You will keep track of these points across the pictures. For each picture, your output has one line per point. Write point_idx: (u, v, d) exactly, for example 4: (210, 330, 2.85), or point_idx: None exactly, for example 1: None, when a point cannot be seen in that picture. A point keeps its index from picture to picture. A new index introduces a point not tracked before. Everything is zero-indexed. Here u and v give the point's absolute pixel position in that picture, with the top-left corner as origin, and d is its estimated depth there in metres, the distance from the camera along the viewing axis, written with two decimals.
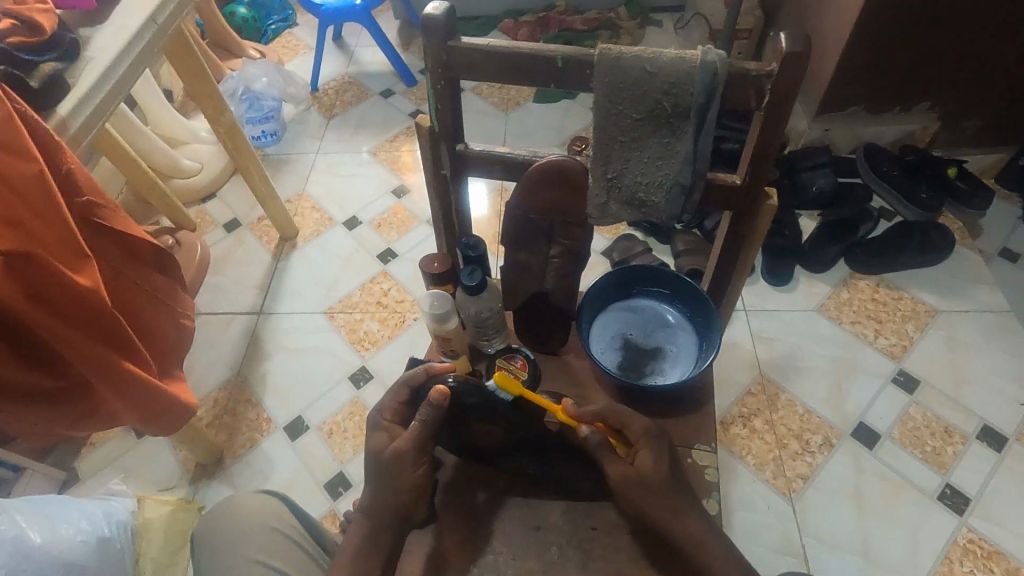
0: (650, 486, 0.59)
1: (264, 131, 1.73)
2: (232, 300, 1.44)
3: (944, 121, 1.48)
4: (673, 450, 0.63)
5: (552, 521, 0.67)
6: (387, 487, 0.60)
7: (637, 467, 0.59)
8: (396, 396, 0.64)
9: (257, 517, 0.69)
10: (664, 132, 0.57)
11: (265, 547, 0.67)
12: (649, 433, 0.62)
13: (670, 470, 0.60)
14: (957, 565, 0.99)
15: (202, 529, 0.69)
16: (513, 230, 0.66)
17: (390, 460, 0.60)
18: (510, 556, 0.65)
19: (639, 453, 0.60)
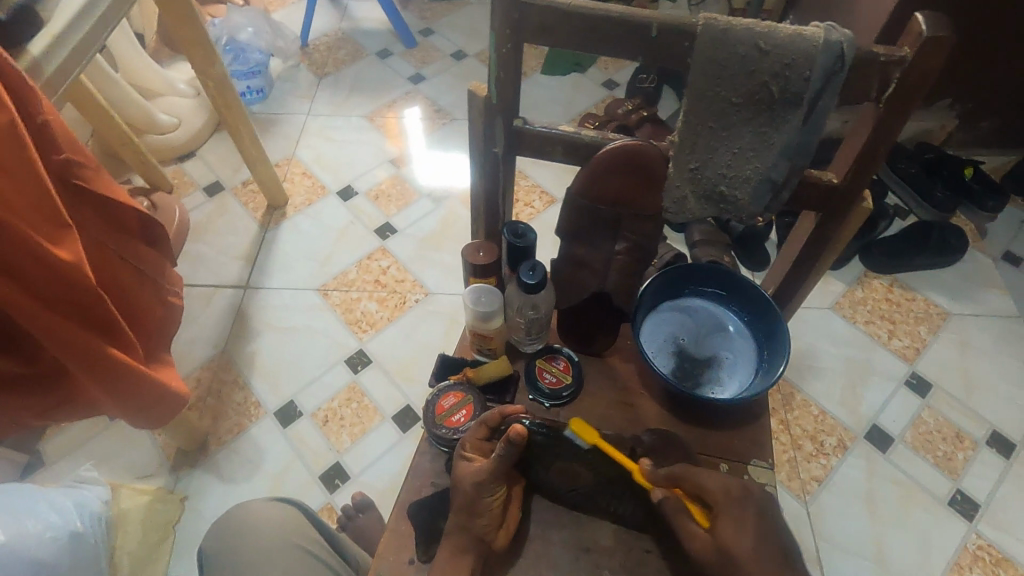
0: (737, 563, 0.49)
1: (249, 88, 1.59)
2: (215, 271, 1.32)
3: (961, 121, 1.40)
4: (778, 521, 0.52)
5: (601, 542, 0.60)
6: (464, 512, 0.55)
7: (718, 541, 0.51)
8: (476, 431, 0.59)
9: (278, 530, 0.63)
10: (762, 119, 0.50)
11: (289, 566, 0.61)
12: (733, 495, 0.53)
13: (769, 546, 0.49)
14: (967, 571, 0.99)
15: (218, 543, 0.63)
16: (574, 223, 0.59)
17: (471, 499, 0.55)
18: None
19: (717, 524, 0.51)
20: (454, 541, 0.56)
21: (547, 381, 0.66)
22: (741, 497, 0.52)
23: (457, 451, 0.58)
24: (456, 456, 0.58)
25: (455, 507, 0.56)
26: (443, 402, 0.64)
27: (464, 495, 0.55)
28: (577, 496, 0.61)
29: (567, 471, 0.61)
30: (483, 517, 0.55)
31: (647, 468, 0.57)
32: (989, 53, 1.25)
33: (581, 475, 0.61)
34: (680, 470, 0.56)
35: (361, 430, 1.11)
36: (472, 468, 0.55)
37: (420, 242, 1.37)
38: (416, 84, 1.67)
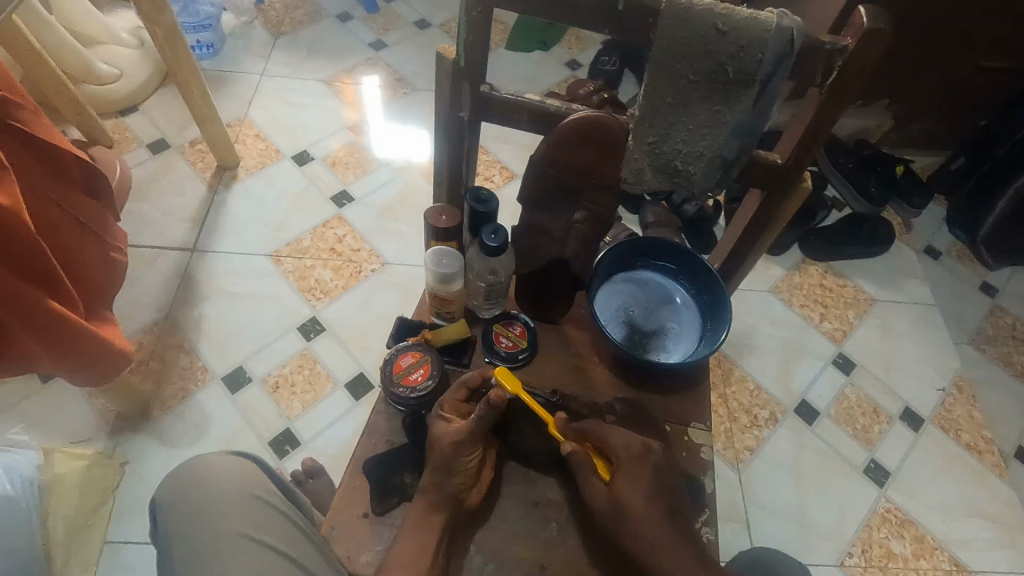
0: (626, 512, 0.56)
1: (199, 42, 1.53)
2: (159, 232, 1.27)
3: (897, 121, 1.50)
4: (667, 474, 0.58)
5: (549, 494, 0.64)
6: (441, 470, 0.58)
7: (614, 493, 0.57)
8: (457, 393, 0.61)
9: (232, 484, 0.60)
10: (717, 98, 0.52)
11: (246, 518, 0.58)
12: (633, 454, 0.58)
13: (658, 501, 0.56)
14: (875, 531, 1.09)
15: (169, 503, 0.59)
16: (538, 191, 0.62)
17: (449, 454, 0.57)
18: (506, 533, 0.61)
19: (615, 477, 0.57)
20: (426, 495, 0.58)
21: (504, 345, 0.69)
22: (640, 455, 0.58)
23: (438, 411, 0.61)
24: (436, 415, 0.60)
25: (433, 462, 0.58)
26: (401, 362, 0.65)
27: (444, 450, 0.58)
28: (556, 457, 0.65)
29: (526, 425, 0.66)
30: (458, 475, 0.58)
31: (561, 421, 0.61)
32: (924, 58, 1.34)
33: (539, 432, 0.66)
34: (588, 425, 0.60)
35: (312, 397, 1.11)
36: (453, 425, 0.58)
37: (378, 211, 1.36)
38: (377, 50, 1.63)
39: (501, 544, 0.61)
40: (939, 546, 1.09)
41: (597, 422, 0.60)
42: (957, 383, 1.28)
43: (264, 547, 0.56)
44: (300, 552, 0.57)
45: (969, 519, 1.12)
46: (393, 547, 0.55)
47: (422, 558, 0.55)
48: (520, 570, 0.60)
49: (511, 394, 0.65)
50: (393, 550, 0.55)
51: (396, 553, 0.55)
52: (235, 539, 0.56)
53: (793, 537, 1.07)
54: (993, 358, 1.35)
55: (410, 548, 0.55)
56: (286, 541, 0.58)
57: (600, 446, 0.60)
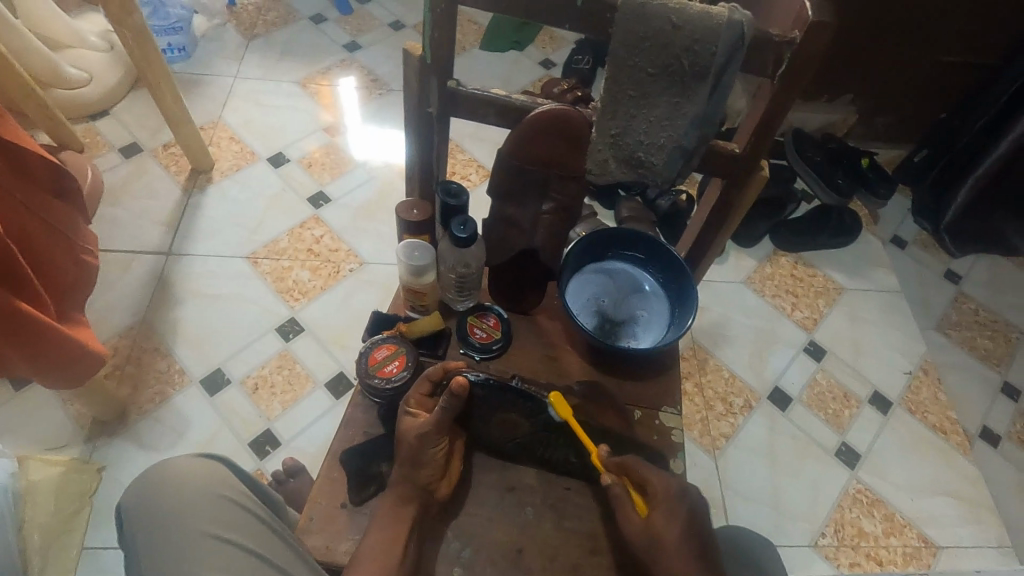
0: (661, 551, 0.55)
1: (171, 45, 1.52)
2: (134, 236, 1.26)
3: (861, 115, 1.55)
4: (705, 518, 0.57)
5: (524, 479, 0.66)
6: (415, 464, 0.58)
7: (651, 530, 0.56)
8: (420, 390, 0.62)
9: (201, 485, 0.59)
10: (675, 91, 0.54)
11: (216, 518, 0.58)
12: (671, 493, 0.57)
13: (692, 546, 0.54)
14: (847, 511, 1.13)
15: (135, 506, 0.59)
16: (506, 182, 0.65)
17: (414, 447, 0.58)
18: (482, 517, 0.63)
19: (652, 514, 0.57)
20: (397, 488, 0.59)
21: (477, 336, 0.70)
22: (678, 493, 0.57)
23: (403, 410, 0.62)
24: (401, 413, 0.61)
25: (400, 458, 0.59)
26: (375, 354, 0.66)
27: (409, 445, 0.58)
28: (530, 446, 0.65)
29: (497, 416, 0.64)
30: (426, 467, 0.59)
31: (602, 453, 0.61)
32: (883, 53, 1.38)
33: (508, 422, 0.64)
34: (628, 460, 0.60)
35: (292, 397, 1.11)
36: (417, 420, 0.59)
37: (355, 211, 1.36)
38: (351, 52, 1.64)
39: (478, 528, 0.62)
40: (908, 523, 1.13)
41: (636, 457, 0.60)
42: (923, 367, 1.32)
43: (236, 546, 0.57)
44: (272, 550, 0.58)
45: (937, 497, 1.16)
46: (371, 535, 0.56)
47: (399, 545, 0.56)
48: (496, 553, 0.61)
49: (477, 385, 0.63)
50: (372, 539, 0.56)
51: (374, 541, 0.56)
52: (206, 539, 0.56)
53: (768, 520, 1.10)
54: (958, 342, 1.39)
55: (381, 535, 0.56)
56: (257, 541, 0.58)
57: (639, 481, 0.60)
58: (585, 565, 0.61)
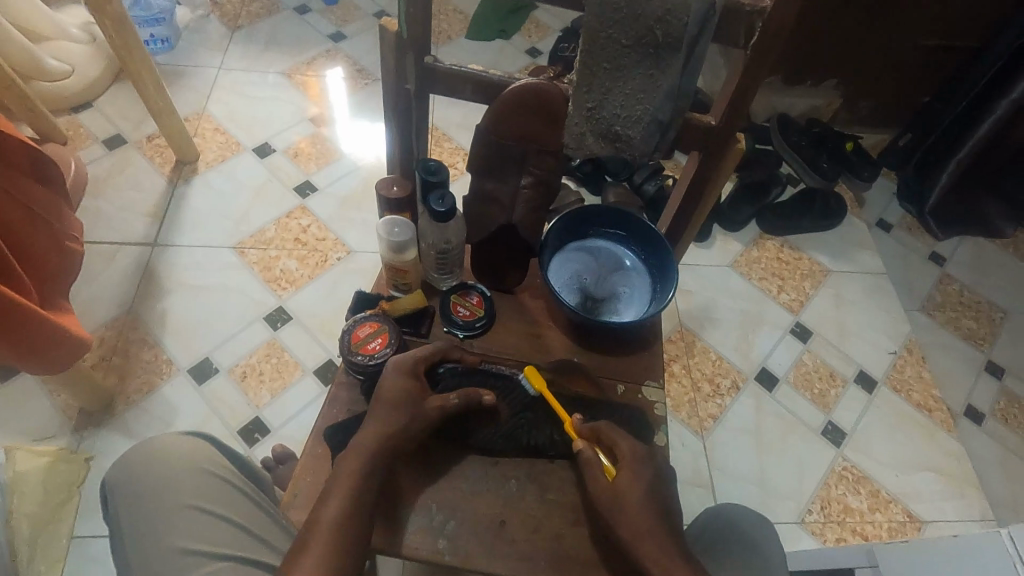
0: (622, 506, 0.56)
1: (153, 36, 1.51)
2: (120, 228, 1.26)
3: (845, 99, 1.56)
4: (667, 487, 0.59)
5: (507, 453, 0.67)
6: (395, 430, 0.58)
7: (616, 487, 0.58)
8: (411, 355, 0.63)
9: (184, 460, 0.60)
10: (649, 63, 0.55)
11: (199, 491, 0.59)
12: (637, 457, 0.60)
13: (655, 505, 0.56)
14: (833, 488, 1.14)
15: (120, 481, 0.60)
16: (485, 158, 0.66)
17: (401, 405, 0.59)
18: (466, 490, 0.64)
19: (620, 473, 0.58)
20: (364, 441, 0.57)
21: (460, 314, 0.72)
22: (645, 457, 0.60)
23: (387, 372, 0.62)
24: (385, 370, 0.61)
25: (379, 413, 0.58)
26: (358, 332, 0.67)
27: (396, 402, 0.59)
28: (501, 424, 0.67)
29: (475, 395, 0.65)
30: (405, 433, 0.58)
31: (577, 420, 0.64)
32: (866, 36, 1.39)
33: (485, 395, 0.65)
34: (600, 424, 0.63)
35: (281, 384, 1.11)
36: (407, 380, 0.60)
37: (342, 201, 1.36)
38: (336, 42, 1.63)
39: (461, 501, 0.63)
40: (893, 499, 1.15)
41: (610, 424, 0.63)
42: (907, 346, 1.34)
43: (219, 519, 0.58)
44: (255, 522, 0.60)
45: (922, 473, 1.18)
46: (336, 487, 0.53)
47: (366, 501, 0.53)
48: (479, 525, 0.62)
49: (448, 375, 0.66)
50: (337, 491, 0.53)
51: (340, 495, 0.53)
52: (189, 512, 0.58)
53: (754, 498, 1.12)
54: (942, 322, 1.41)
55: (348, 486, 0.53)
56: (240, 513, 0.59)
57: (608, 446, 0.62)
58: (568, 534, 0.63)
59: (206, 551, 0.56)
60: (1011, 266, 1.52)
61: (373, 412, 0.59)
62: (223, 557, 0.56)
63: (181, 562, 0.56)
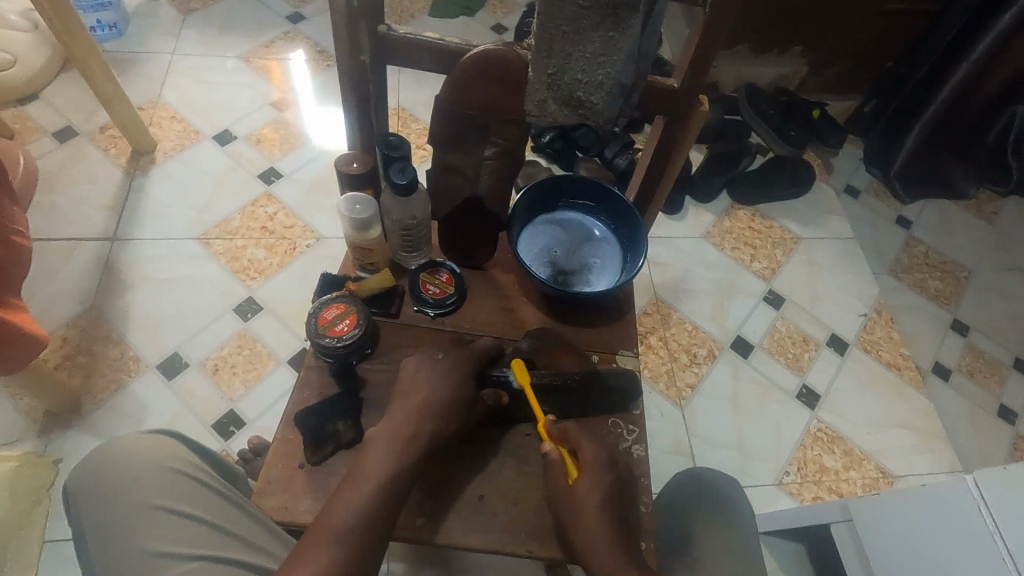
0: (580, 515, 0.58)
1: (100, 22, 1.45)
2: (76, 223, 1.21)
3: (811, 66, 1.56)
4: (625, 494, 0.61)
5: (489, 433, 0.67)
6: (431, 413, 0.59)
7: (577, 494, 0.59)
8: (450, 359, 0.63)
9: (149, 459, 0.57)
10: (608, 25, 0.53)
11: (166, 490, 0.56)
12: (598, 464, 0.61)
13: (611, 515, 0.58)
14: (809, 449, 1.17)
15: (83, 485, 0.57)
16: (446, 129, 0.65)
17: (436, 407, 0.59)
18: (450, 472, 0.64)
19: (579, 480, 0.60)
20: (390, 438, 0.57)
21: (431, 292, 0.71)
22: (606, 465, 0.61)
23: (419, 371, 0.63)
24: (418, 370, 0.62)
25: (410, 411, 0.59)
26: (325, 314, 0.66)
27: (426, 405, 0.60)
28: (504, 411, 0.66)
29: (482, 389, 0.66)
30: (439, 419, 0.59)
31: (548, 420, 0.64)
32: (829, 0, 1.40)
33: (498, 393, 0.65)
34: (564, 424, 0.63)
35: (253, 376, 1.09)
36: (444, 387, 0.61)
37: (309, 186, 1.32)
38: (295, 23, 1.58)
39: (448, 480, 0.64)
40: (867, 456, 1.18)
41: (578, 426, 0.63)
42: (877, 308, 1.37)
43: (190, 518, 0.55)
44: (229, 520, 0.57)
45: (893, 431, 1.21)
46: (360, 483, 0.54)
47: (385, 507, 0.53)
48: (457, 501, 0.63)
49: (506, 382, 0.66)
50: (364, 486, 0.54)
51: (359, 497, 0.53)
52: (157, 511, 0.55)
53: (733, 463, 1.14)
54: (909, 284, 1.44)
55: (373, 486, 0.54)
56: (212, 511, 0.56)
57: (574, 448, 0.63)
58: (550, 507, 0.64)
59: (175, 552, 0.53)
60: (973, 226, 1.56)
61: (399, 409, 0.60)
62: (195, 557, 0.53)
63: (151, 565, 0.52)
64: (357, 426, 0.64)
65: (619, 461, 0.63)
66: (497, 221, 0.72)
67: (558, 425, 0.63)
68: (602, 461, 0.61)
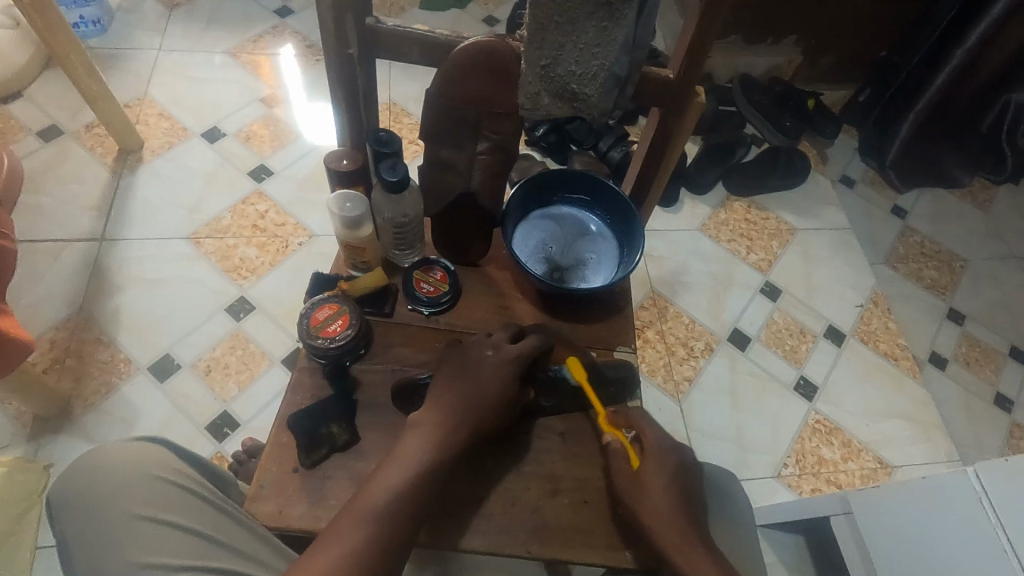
0: (645, 496, 0.59)
1: (84, 18, 1.42)
2: (62, 224, 1.19)
3: (805, 55, 1.55)
4: (693, 480, 0.61)
5: (524, 430, 0.66)
6: (477, 407, 0.58)
7: (641, 478, 0.60)
8: (504, 353, 0.61)
9: (134, 468, 0.56)
10: (602, 15, 0.52)
11: (151, 500, 0.55)
12: (663, 448, 0.62)
13: (678, 498, 0.58)
14: (807, 441, 1.16)
15: (66, 495, 0.56)
16: (436, 124, 0.63)
17: (483, 400, 0.58)
18: (476, 470, 0.63)
19: (645, 465, 0.61)
20: (432, 428, 0.56)
21: (424, 291, 0.70)
22: (671, 450, 0.62)
23: (471, 360, 0.61)
24: (470, 362, 0.61)
25: (456, 398, 0.58)
26: (317, 315, 0.64)
27: (473, 398, 0.58)
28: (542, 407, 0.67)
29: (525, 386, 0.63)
30: (486, 412, 0.58)
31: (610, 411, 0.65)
32: None
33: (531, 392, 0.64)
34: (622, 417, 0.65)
35: (246, 377, 1.07)
36: (494, 381, 0.59)
37: (299, 183, 1.31)
38: (284, 17, 1.55)
39: (485, 471, 0.64)
40: (865, 447, 1.18)
41: (640, 412, 0.65)
42: (873, 299, 1.36)
43: (176, 528, 0.54)
44: (218, 529, 0.55)
45: (891, 421, 1.21)
46: (398, 465, 0.53)
47: (424, 493, 0.53)
48: (456, 501, 0.62)
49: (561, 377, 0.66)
50: (398, 474, 0.53)
51: (398, 479, 0.52)
52: (142, 522, 0.54)
53: (732, 456, 1.13)
54: (905, 274, 1.43)
55: (412, 471, 0.53)
56: (200, 520, 0.55)
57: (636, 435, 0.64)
58: (547, 505, 0.63)
59: (162, 563, 0.52)
60: (969, 215, 1.56)
61: (445, 397, 0.58)
62: (182, 569, 0.52)
63: None
64: (350, 428, 0.63)
65: (686, 450, 0.63)
66: (491, 218, 0.71)
67: (622, 414, 0.65)
68: (668, 444, 0.62)
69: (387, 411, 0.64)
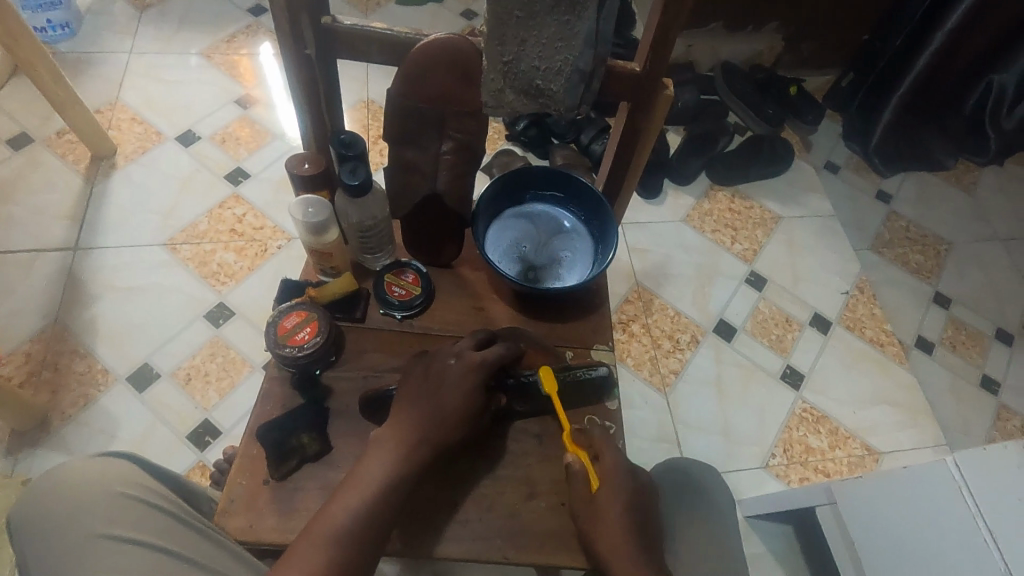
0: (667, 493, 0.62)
1: (51, 21, 1.39)
2: (35, 234, 1.17)
3: (786, 41, 1.54)
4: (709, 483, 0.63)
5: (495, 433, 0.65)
6: (439, 422, 0.57)
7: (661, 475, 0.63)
8: (468, 361, 0.60)
9: (95, 486, 0.55)
10: (563, 8, 0.52)
11: (113, 518, 0.53)
12: None
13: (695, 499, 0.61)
14: (795, 430, 1.16)
15: (26, 520, 0.54)
16: (398, 124, 0.61)
17: (445, 415, 0.57)
18: (448, 476, 0.63)
19: None
20: (395, 443, 0.55)
21: (396, 294, 0.69)
22: None
23: (435, 369, 0.60)
24: (432, 374, 0.59)
25: (417, 414, 0.57)
26: (285, 323, 0.63)
27: (437, 410, 0.57)
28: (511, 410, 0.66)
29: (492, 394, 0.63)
30: (447, 428, 0.57)
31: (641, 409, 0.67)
32: None
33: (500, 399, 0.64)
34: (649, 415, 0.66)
35: (227, 384, 1.06)
36: (458, 393, 0.58)
37: (277, 185, 1.29)
38: (257, 16, 1.53)
39: (459, 476, 0.63)
40: (852, 435, 1.17)
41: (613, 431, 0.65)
42: (859, 286, 1.36)
43: (139, 545, 0.52)
44: (183, 544, 0.54)
45: (877, 407, 1.21)
46: (360, 488, 0.53)
47: (386, 513, 0.52)
48: (429, 507, 0.61)
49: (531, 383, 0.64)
50: (361, 493, 0.52)
51: (358, 502, 0.52)
52: (103, 541, 0.52)
53: (719, 448, 1.13)
54: (891, 259, 1.43)
55: (372, 493, 0.52)
56: (164, 536, 0.54)
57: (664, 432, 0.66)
58: (523, 508, 0.62)
59: None
60: (953, 198, 1.56)
61: (409, 410, 0.57)
62: None
63: None
64: (322, 438, 0.62)
65: None
66: (461, 218, 0.69)
67: None
68: None
69: (359, 419, 0.63)
